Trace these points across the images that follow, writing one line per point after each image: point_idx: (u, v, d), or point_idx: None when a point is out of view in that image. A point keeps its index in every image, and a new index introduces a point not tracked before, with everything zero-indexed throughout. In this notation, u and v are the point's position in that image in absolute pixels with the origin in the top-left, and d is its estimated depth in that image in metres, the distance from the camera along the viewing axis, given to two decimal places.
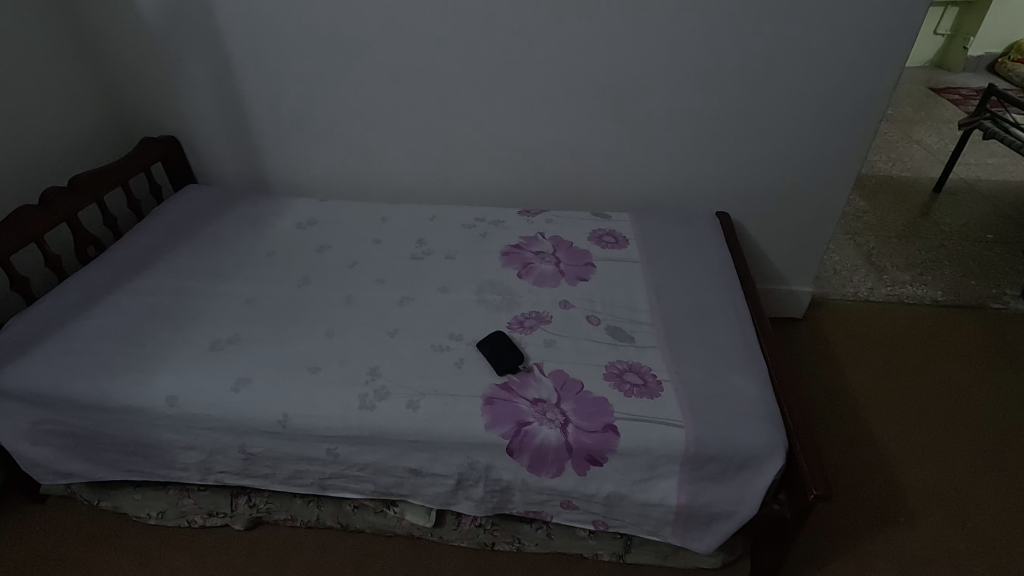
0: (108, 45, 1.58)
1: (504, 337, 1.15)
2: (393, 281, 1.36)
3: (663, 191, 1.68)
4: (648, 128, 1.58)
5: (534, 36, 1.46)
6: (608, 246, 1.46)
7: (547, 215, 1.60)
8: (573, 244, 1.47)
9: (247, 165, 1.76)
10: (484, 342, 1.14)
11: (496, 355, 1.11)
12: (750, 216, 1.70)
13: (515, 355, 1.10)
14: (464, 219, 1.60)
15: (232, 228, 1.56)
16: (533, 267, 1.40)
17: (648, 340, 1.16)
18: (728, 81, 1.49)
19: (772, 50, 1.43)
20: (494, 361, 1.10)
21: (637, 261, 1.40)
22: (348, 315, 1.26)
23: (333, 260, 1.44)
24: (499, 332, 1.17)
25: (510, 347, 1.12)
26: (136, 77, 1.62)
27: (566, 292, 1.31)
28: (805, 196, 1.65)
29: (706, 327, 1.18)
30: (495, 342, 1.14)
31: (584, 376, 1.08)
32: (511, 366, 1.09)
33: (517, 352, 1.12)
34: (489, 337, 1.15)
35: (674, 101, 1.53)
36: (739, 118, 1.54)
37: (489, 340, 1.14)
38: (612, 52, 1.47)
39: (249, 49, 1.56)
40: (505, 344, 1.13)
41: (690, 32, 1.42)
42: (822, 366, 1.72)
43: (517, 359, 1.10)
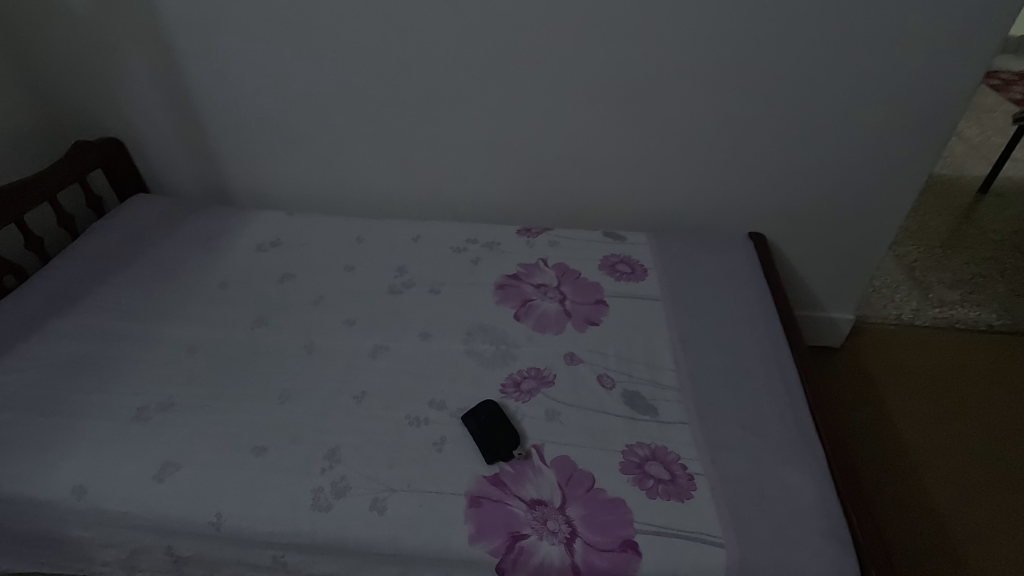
0: (32, 31, 1.33)
1: (496, 411, 0.92)
2: (364, 323, 1.14)
3: (687, 206, 1.43)
4: (671, 134, 1.33)
5: (536, 23, 1.21)
6: (623, 279, 1.23)
7: (550, 236, 1.37)
8: (581, 276, 1.24)
9: (204, 171, 1.52)
10: (469, 418, 0.92)
11: (484, 436, 0.89)
12: (788, 235, 1.46)
13: (509, 438, 0.88)
14: (453, 240, 1.36)
15: (180, 251, 1.32)
16: (533, 306, 1.17)
17: (674, 413, 0.94)
18: (770, 79, 1.23)
19: (824, 43, 1.18)
20: (481, 446, 0.88)
21: (658, 300, 1.17)
22: (308, 370, 1.04)
23: (295, 295, 1.21)
24: (490, 402, 0.94)
25: (503, 427, 0.90)
26: (68, 70, 1.38)
27: (573, 341, 1.08)
28: (853, 214, 1.41)
29: (745, 395, 0.96)
30: (485, 417, 0.91)
31: (596, 466, 0.86)
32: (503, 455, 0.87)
33: (512, 433, 0.89)
34: (476, 409, 0.93)
35: (704, 104, 1.28)
36: (780, 123, 1.29)
37: (477, 415, 0.92)
38: (630, 43, 1.22)
39: (196, 35, 1.30)
40: (497, 421, 0.91)
41: (725, 20, 1.17)
42: (869, 411, 1.51)
43: (511, 445, 0.87)
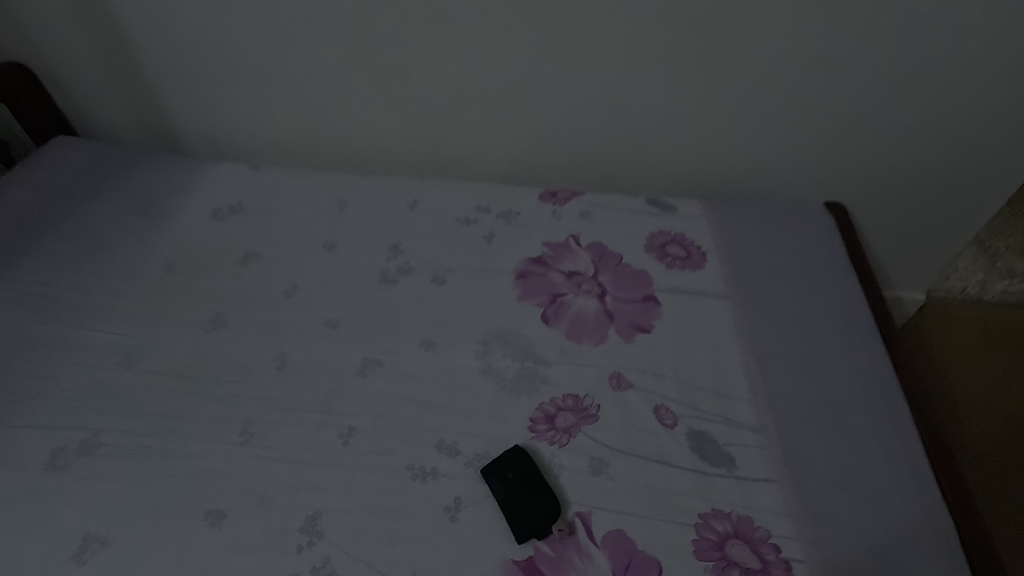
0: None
1: (528, 467, 0.71)
2: (350, 326, 0.89)
3: (750, 167, 1.15)
4: (745, 75, 1.03)
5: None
6: (676, 267, 0.98)
7: (581, 205, 1.09)
8: (623, 262, 0.99)
9: (141, 110, 1.20)
10: (493, 477, 0.70)
11: (514, 507, 0.68)
12: (867, 203, 1.20)
13: (548, 511, 0.67)
14: (459, 209, 1.09)
15: (114, 219, 1.04)
16: (566, 304, 0.92)
17: (755, 468, 0.73)
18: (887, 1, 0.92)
19: None
20: (510, 520, 0.67)
21: (722, 299, 0.93)
22: (278, 395, 0.80)
23: (261, 283, 0.95)
24: (519, 450, 0.72)
25: (538, 492, 0.69)
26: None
27: (619, 357, 0.85)
28: (953, 180, 1.15)
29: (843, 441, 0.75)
30: (513, 475, 0.70)
31: (659, 547, 0.66)
32: (540, 534, 0.66)
33: (551, 502, 0.68)
34: (500, 463, 0.71)
35: (795, 34, 0.97)
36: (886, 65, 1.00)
37: (502, 472, 0.70)
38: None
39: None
40: (531, 483, 0.69)
41: None
42: (963, 399, 1.26)
43: (550, 520, 0.67)
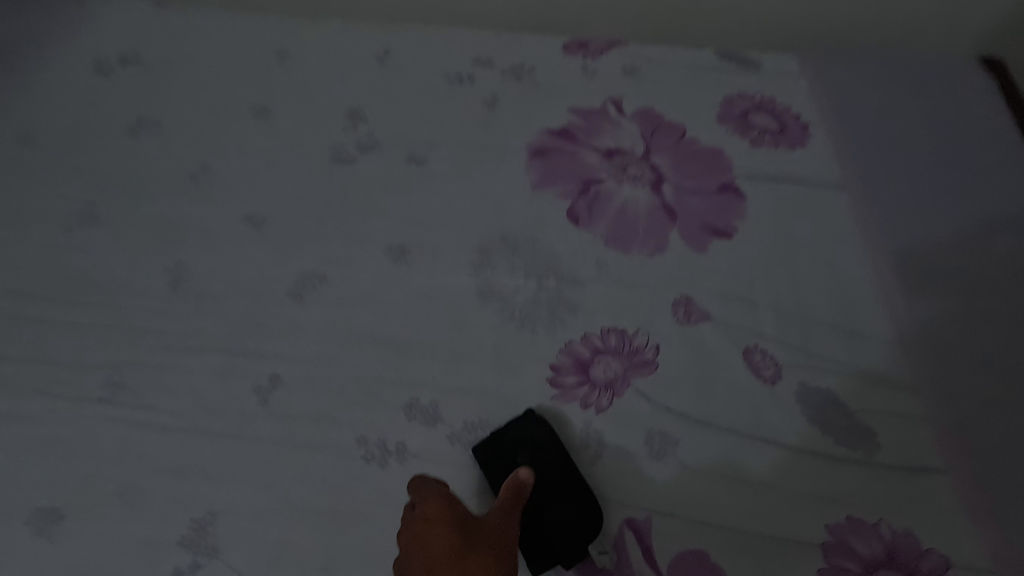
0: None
1: (547, 449, 0.45)
2: (281, 227, 0.60)
3: (870, 4, 0.80)
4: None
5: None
6: (764, 145, 0.67)
7: (624, 57, 0.76)
8: (687, 137, 0.68)
9: None
10: (493, 464, 0.44)
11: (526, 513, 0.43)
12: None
13: (579, 523, 0.42)
14: (450, 61, 0.76)
15: None
16: (604, 196, 0.62)
17: (909, 450, 0.46)
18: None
19: None
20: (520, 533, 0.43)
21: (838, 192, 0.62)
22: (168, 328, 0.53)
23: (154, 163, 0.65)
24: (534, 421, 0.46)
25: (564, 492, 0.43)
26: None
27: (685, 276, 0.56)
28: None
29: None
30: (524, 462, 0.44)
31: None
32: (569, 559, 0.42)
33: (586, 508, 0.43)
34: (503, 440, 0.45)
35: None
36: None
37: (505, 456, 0.44)
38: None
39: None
40: (552, 476, 0.44)
41: None
42: None
43: (583, 538, 0.42)
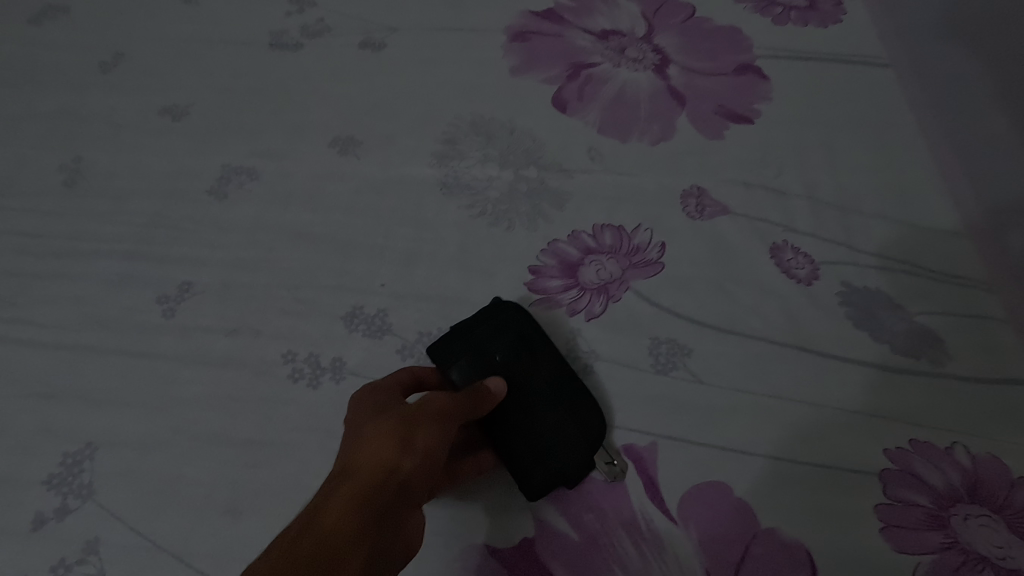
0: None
1: (534, 337, 0.36)
2: (204, 119, 0.49)
3: None
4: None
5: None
6: (790, 22, 0.55)
7: None
8: (697, 17, 0.56)
9: None
10: (462, 361, 0.35)
11: (510, 415, 0.34)
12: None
13: (583, 429, 0.34)
14: None
15: None
16: (597, 80, 0.51)
17: (984, 360, 0.36)
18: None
19: None
20: (502, 443, 0.34)
21: (883, 69, 0.51)
22: (54, 233, 0.43)
23: (57, 51, 0.54)
24: (514, 307, 0.37)
25: (561, 391, 0.35)
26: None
27: (696, 164, 0.46)
28: None
29: None
30: (504, 357, 0.35)
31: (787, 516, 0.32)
32: (573, 473, 0.33)
33: (591, 409, 0.35)
34: (472, 327, 0.36)
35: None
36: None
37: (479, 350, 0.36)
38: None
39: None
40: (543, 371, 0.35)
41: None
42: None
43: (587, 446, 0.34)
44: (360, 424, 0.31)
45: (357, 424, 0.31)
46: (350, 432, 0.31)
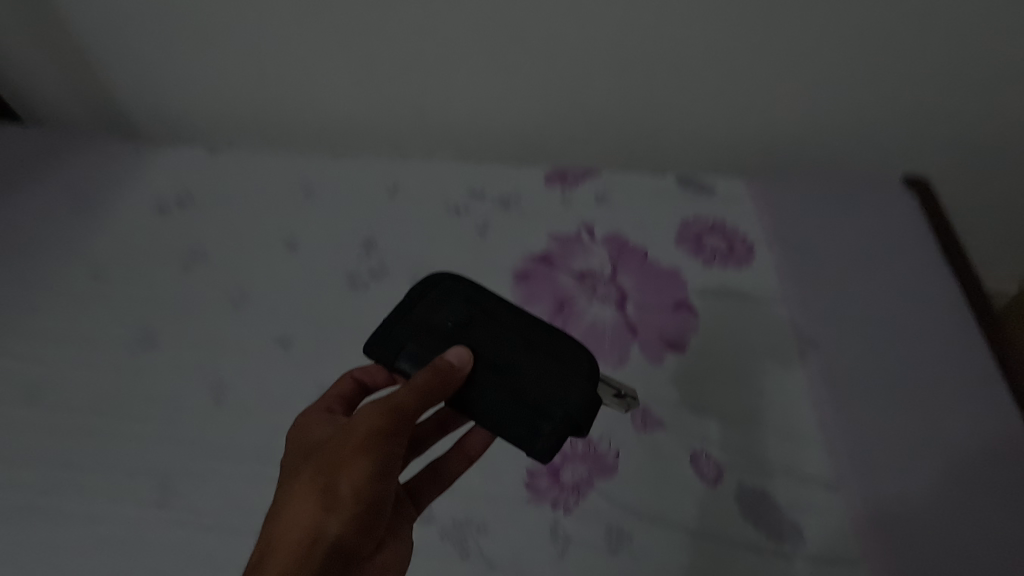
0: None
1: (472, 307, 0.50)
2: (305, 347, 0.71)
3: (808, 135, 0.92)
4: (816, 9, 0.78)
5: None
6: (715, 265, 0.78)
7: (596, 187, 0.90)
8: (649, 259, 0.79)
9: (84, 92, 1.02)
10: (412, 343, 0.49)
11: (484, 370, 0.47)
12: (965, 172, 0.94)
13: (559, 365, 0.47)
14: (448, 195, 0.90)
15: (41, 218, 0.89)
16: (576, 314, 0.73)
17: (832, 545, 0.54)
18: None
19: None
20: (494, 411, 0.46)
21: (778, 305, 0.73)
22: (208, 438, 0.64)
23: (204, 292, 0.79)
24: (446, 282, 0.52)
25: (522, 343, 0.48)
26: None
27: (643, 384, 0.66)
28: None
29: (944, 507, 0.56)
30: (455, 328, 0.49)
31: None
32: (562, 391, 0.46)
33: (549, 346, 0.48)
34: (423, 322, 0.50)
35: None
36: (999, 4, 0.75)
37: (431, 326, 0.49)
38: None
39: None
40: (492, 325, 0.49)
41: None
42: None
43: (569, 382, 0.46)
44: (298, 477, 0.43)
45: (295, 474, 0.43)
46: (289, 486, 0.43)
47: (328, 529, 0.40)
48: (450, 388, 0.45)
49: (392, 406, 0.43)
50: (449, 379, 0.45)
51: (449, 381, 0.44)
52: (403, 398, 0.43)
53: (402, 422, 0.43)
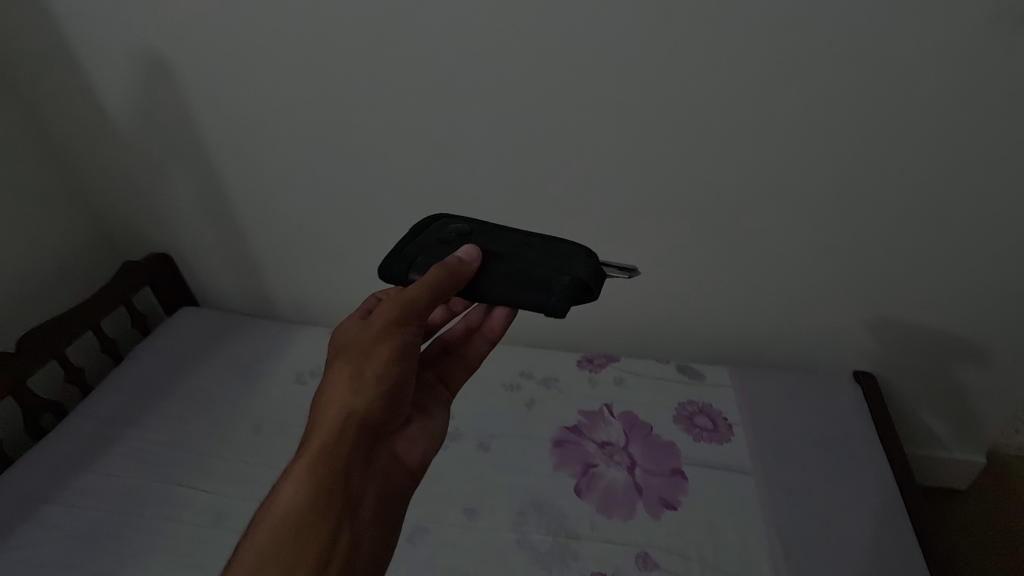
0: (71, 141, 1.25)
1: (473, 229, 0.69)
2: None
3: (778, 336, 1.22)
4: (774, 259, 1.10)
5: (617, 137, 1.01)
6: (702, 439, 1.05)
7: (615, 373, 1.20)
8: (652, 432, 1.07)
9: (248, 285, 1.43)
10: (426, 253, 0.66)
11: (493, 261, 0.64)
12: (894, 350, 1.18)
13: (552, 256, 0.64)
14: (505, 374, 1.22)
15: (216, 383, 1.24)
16: (597, 475, 0.99)
17: None
18: (913, 204, 0.99)
19: (968, 183, 0.95)
20: (498, 288, 0.62)
21: (748, 475, 0.99)
22: None
23: None
24: (446, 221, 0.72)
25: (522, 244, 0.66)
26: (111, 181, 1.30)
27: (646, 535, 0.91)
28: (988, 362, 1.15)
29: None
30: (455, 240, 0.67)
31: None
32: (551, 266, 0.63)
33: (547, 244, 0.66)
34: (432, 240, 0.68)
35: (820, 228, 1.05)
36: (905, 265, 1.06)
37: (442, 243, 0.67)
38: (735, 160, 1.00)
39: (235, 145, 1.18)
40: (491, 238, 0.68)
41: (848, 151, 0.95)
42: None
43: (574, 257, 0.63)
44: (334, 367, 0.60)
45: (332, 366, 0.61)
46: (328, 373, 0.60)
47: (359, 403, 0.58)
48: (463, 275, 0.62)
49: (405, 300, 0.59)
50: (461, 270, 0.61)
51: (459, 271, 0.61)
52: (415, 292, 0.59)
53: (413, 312, 0.59)
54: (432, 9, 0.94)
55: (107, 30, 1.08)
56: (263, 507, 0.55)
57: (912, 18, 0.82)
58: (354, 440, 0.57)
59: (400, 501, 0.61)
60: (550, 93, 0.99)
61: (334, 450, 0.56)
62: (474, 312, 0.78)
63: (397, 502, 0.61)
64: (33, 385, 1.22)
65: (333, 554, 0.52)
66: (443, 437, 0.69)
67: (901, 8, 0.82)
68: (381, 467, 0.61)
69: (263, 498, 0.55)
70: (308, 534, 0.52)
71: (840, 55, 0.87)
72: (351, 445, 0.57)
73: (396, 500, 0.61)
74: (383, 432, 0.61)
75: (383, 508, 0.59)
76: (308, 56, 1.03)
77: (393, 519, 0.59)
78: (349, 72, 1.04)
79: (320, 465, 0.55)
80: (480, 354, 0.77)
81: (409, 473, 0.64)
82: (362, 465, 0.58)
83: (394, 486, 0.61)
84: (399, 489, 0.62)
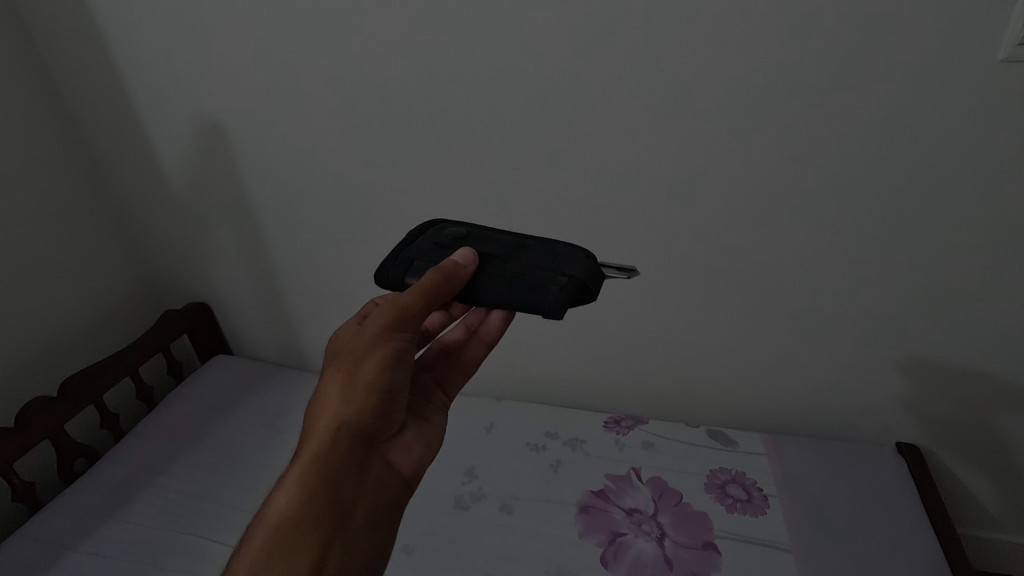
0: (127, 195, 1.34)
1: (468, 231, 0.68)
2: (423, 556, 0.96)
3: (813, 403, 1.18)
4: (807, 325, 1.08)
5: (645, 202, 1.03)
6: (736, 510, 1.01)
7: (643, 437, 1.17)
8: (683, 501, 1.02)
9: (281, 336, 1.46)
10: (423, 256, 0.66)
11: (488, 264, 0.63)
12: (925, 392, 1.09)
13: (549, 256, 0.63)
14: (531, 434, 1.20)
15: (243, 433, 1.26)
16: (625, 544, 0.95)
17: None
18: (952, 273, 0.96)
19: (1007, 253, 0.92)
20: (491, 291, 0.61)
21: (785, 551, 0.94)
22: None
23: None
24: (443, 225, 0.71)
25: (518, 246, 0.65)
26: (160, 233, 1.37)
27: None
28: None
29: None
30: (451, 243, 0.67)
31: None
32: (546, 267, 0.61)
33: (544, 246, 0.65)
34: (428, 243, 0.67)
35: (853, 294, 1.03)
36: (944, 334, 1.02)
37: (437, 245, 0.67)
38: (765, 225, 1.00)
39: (277, 202, 1.23)
40: (484, 239, 0.67)
41: (880, 218, 0.95)
42: None
43: (571, 258, 0.62)
44: (327, 376, 0.60)
45: (325, 375, 0.61)
46: (322, 383, 0.61)
47: (350, 412, 0.58)
48: (455, 280, 0.60)
49: (398, 308, 0.58)
50: (456, 274, 0.60)
51: (454, 275, 0.60)
52: (407, 300, 0.58)
53: (407, 319, 0.59)
54: (469, 81, 1.00)
55: (170, 96, 1.17)
56: (259, 515, 0.56)
57: (940, 92, 0.83)
58: (347, 450, 0.58)
59: (395, 508, 0.61)
60: (581, 159, 1.02)
61: (325, 459, 0.57)
62: (472, 314, 0.77)
63: (392, 512, 0.60)
64: (70, 428, 1.25)
65: (323, 563, 0.53)
66: (439, 442, 0.68)
67: (925, 85, 0.83)
68: (374, 477, 0.60)
69: (260, 506, 0.57)
70: (299, 545, 0.53)
71: (867, 126, 0.88)
72: (342, 454, 0.57)
73: (391, 509, 0.60)
74: (377, 440, 0.61)
75: (377, 517, 0.58)
76: (351, 122, 1.10)
77: (388, 529, 0.59)
78: (389, 137, 1.09)
79: (311, 476, 0.56)
80: (478, 357, 0.77)
81: (405, 480, 0.63)
82: (354, 475, 0.58)
83: (389, 495, 0.61)
84: (393, 497, 0.61)
